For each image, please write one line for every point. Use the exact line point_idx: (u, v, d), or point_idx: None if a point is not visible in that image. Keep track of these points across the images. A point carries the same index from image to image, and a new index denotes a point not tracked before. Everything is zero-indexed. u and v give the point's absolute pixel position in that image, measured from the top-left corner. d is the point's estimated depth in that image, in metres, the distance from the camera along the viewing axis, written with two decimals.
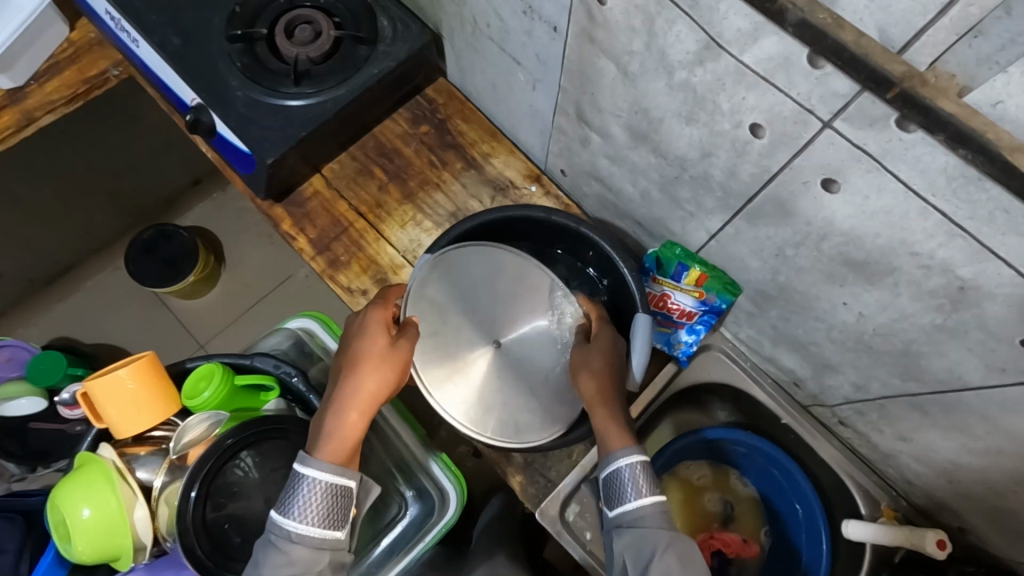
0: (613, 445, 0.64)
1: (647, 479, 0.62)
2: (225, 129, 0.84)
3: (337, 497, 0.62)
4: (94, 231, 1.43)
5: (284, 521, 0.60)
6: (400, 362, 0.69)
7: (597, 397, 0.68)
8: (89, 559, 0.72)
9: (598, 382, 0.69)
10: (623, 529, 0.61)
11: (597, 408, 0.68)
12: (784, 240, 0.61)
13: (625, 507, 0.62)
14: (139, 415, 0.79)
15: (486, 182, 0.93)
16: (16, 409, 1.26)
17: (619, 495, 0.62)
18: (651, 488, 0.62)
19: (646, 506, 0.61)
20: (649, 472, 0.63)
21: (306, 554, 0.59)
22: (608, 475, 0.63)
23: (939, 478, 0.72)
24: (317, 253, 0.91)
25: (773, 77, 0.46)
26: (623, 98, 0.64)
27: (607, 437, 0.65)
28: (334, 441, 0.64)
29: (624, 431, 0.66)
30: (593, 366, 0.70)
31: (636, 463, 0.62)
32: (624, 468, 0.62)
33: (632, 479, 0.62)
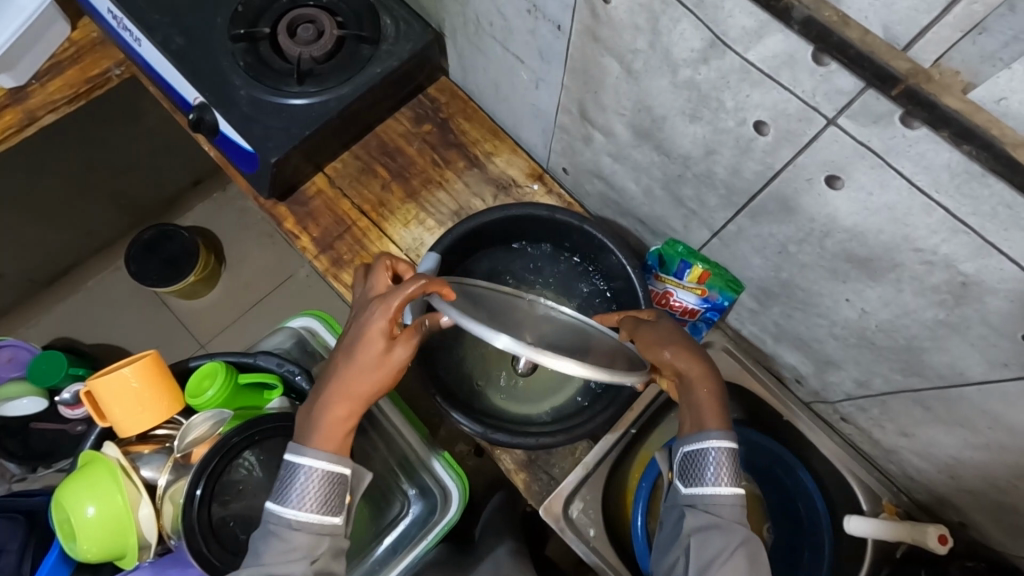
0: (705, 424, 0.61)
1: (730, 467, 0.60)
2: (229, 128, 0.84)
3: (334, 483, 0.61)
4: (95, 230, 1.43)
5: (283, 509, 0.59)
6: (396, 358, 0.63)
7: (700, 374, 0.64)
8: (95, 558, 0.72)
9: (688, 350, 0.65)
10: (696, 511, 0.60)
11: (696, 383, 0.64)
12: (787, 237, 0.61)
13: (699, 489, 0.60)
14: (143, 414, 0.79)
15: (489, 180, 0.94)
16: (16, 409, 1.24)
17: (698, 473, 0.60)
18: (731, 478, 0.60)
19: (723, 495, 0.59)
20: (733, 461, 0.60)
21: (306, 539, 0.59)
22: (694, 452, 0.61)
23: (941, 474, 0.73)
24: (320, 252, 0.91)
25: (777, 74, 0.47)
26: (627, 96, 0.64)
27: (701, 413, 0.62)
28: (322, 434, 0.62)
29: (720, 412, 0.62)
30: (676, 337, 0.66)
31: (723, 450, 0.60)
32: (711, 452, 0.60)
33: (717, 462, 0.60)
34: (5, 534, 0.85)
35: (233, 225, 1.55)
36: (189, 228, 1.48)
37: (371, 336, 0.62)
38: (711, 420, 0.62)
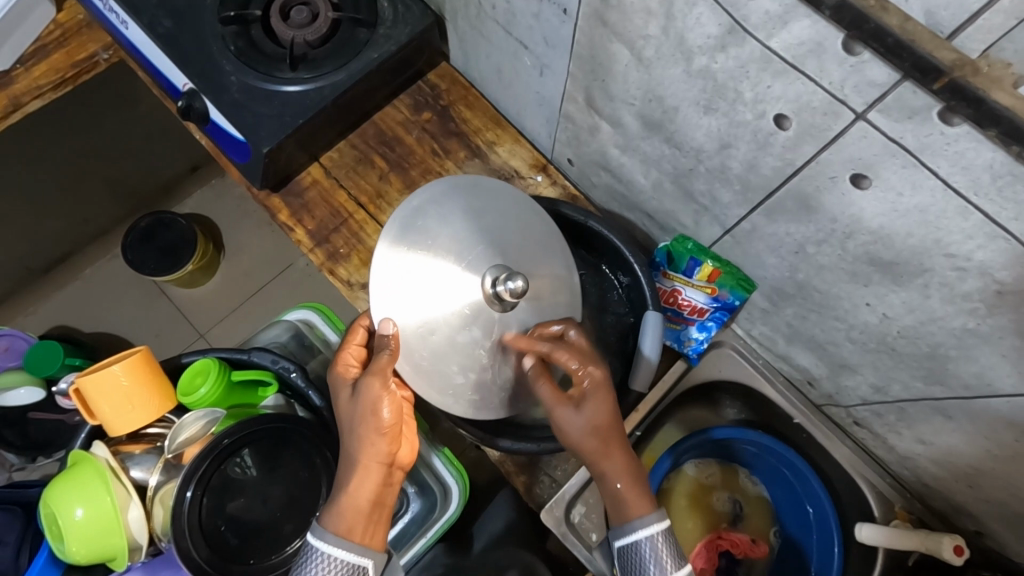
0: (630, 514, 0.59)
1: (670, 550, 0.58)
2: (219, 116, 0.81)
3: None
4: (89, 217, 1.40)
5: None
6: (367, 403, 0.59)
7: (617, 470, 0.60)
8: (84, 559, 0.70)
9: (604, 444, 0.59)
10: None
11: (610, 475, 0.60)
12: (806, 237, 0.57)
13: None
14: (132, 413, 0.76)
15: (491, 171, 0.90)
16: (15, 399, 1.24)
17: (640, 567, 0.58)
18: (674, 562, 0.58)
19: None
20: (672, 543, 0.59)
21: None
22: (625, 548, 0.59)
23: (959, 483, 0.70)
24: (316, 245, 0.88)
25: (803, 64, 0.43)
26: (636, 84, 0.61)
27: (621, 506, 0.59)
28: (340, 510, 0.59)
29: (643, 494, 0.60)
30: (598, 431, 0.59)
31: (656, 536, 0.58)
32: (644, 543, 0.58)
33: (654, 554, 0.58)
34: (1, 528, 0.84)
35: (232, 213, 1.52)
36: (187, 217, 1.46)
37: (342, 388, 0.63)
38: (636, 505, 0.59)
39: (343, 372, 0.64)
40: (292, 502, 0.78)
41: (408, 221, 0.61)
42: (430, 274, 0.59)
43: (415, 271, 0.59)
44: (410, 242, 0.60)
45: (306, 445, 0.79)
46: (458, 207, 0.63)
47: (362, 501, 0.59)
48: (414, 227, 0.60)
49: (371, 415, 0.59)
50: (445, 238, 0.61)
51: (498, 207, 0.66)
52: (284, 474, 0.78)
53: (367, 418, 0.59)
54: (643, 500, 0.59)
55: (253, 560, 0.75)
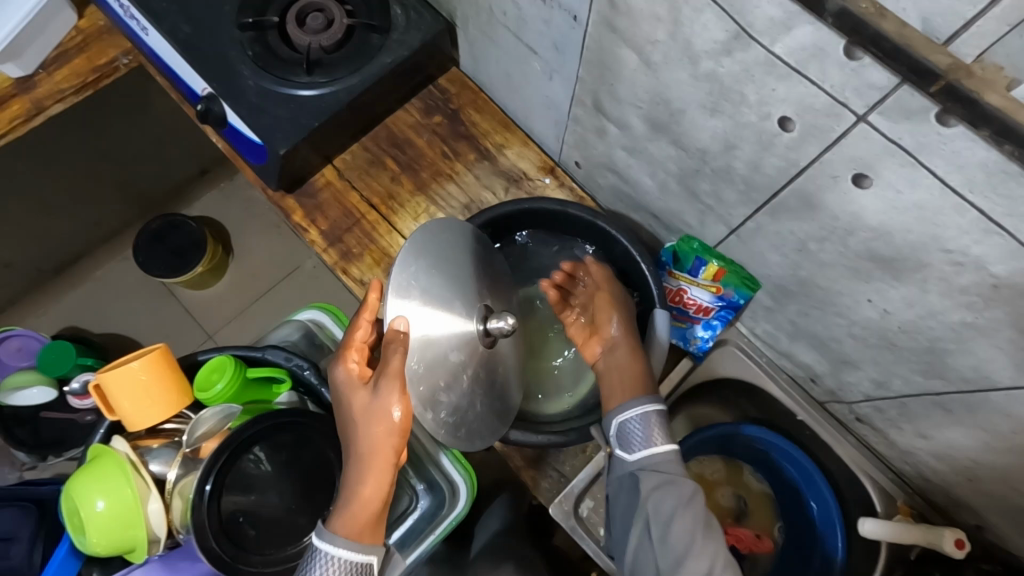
0: (636, 394, 0.67)
1: (658, 426, 0.65)
2: (236, 119, 0.83)
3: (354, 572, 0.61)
4: (102, 219, 1.42)
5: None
6: (380, 405, 0.59)
7: (631, 350, 0.71)
8: (104, 551, 0.72)
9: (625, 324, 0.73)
10: (645, 473, 0.64)
11: (626, 352, 0.71)
12: (809, 235, 0.59)
13: (641, 453, 0.65)
14: (151, 408, 0.78)
15: (499, 173, 0.92)
16: (25, 398, 1.25)
17: (629, 440, 0.66)
18: (663, 438, 0.65)
19: (659, 451, 0.64)
20: (661, 420, 0.66)
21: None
22: (623, 422, 0.66)
23: (959, 477, 0.71)
24: (329, 245, 0.90)
25: (805, 68, 0.45)
26: (644, 88, 0.63)
27: (628, 389, 0.68)
28: (349, 511, 0.60)
29: (646, 383, 0.69)
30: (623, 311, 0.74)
31: (648, 413, 0.66)
32: (635, 420, 0.66)
33: (646, 425, 0.65)
34: (19, 522, 0.86)
35: (242, 215, 1.55)
36: (197, 219, 1.48)
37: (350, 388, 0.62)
38: (636, 388, 0.68)
39: (348, 371, 0.63)
40: (307, 495, 0.80)
41: (425, 242, 0.65)
42: (441, 295, 0.63)
43: (427, 287, 0.62)
44: (427, 262, 0.64)
45: (321, 438, 0.81)
46: (458, 246, 0.68)
47: (369, 506, 0.60)
48: (430, 248, 0.64)
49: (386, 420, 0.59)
50: (450, 268, 0.65)
51: (479, 250, 0.71)
52: (298, 467, 0.80)
53: (380, 420, 0.59)
54: (644, 389, 0.68)
55: (268, 551, 0.77)
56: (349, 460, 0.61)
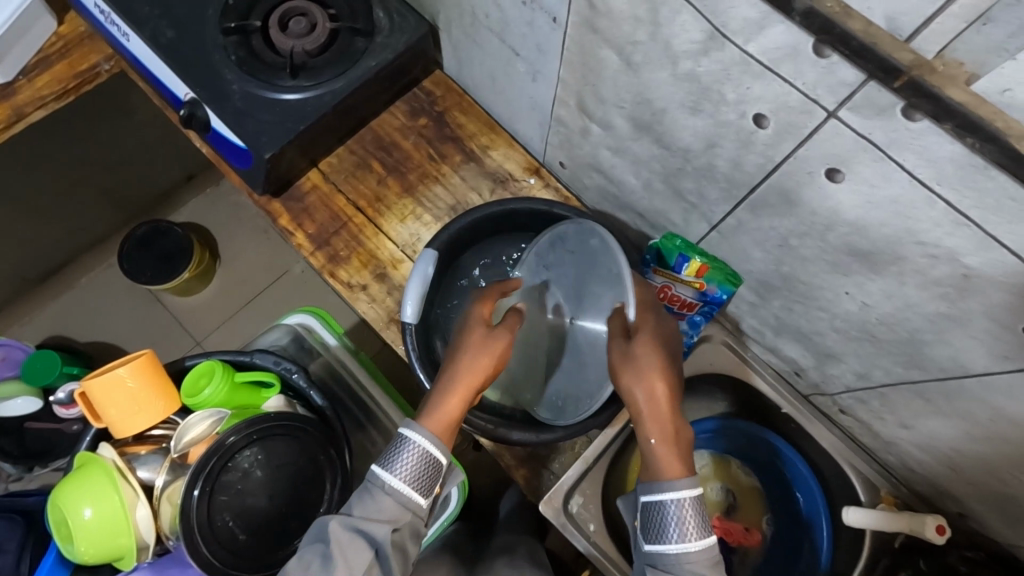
0: (665, 474, 0.59)
1: (693, 519, 0.57)
2: (221, 124, 0.83)
3: (432, 463, 0.60)
4: (87, 227, 1.41)
5: (381, 471, 0.59)
6: (501, 337, 0.67)
7: (654, 412, 0.61)
8: (92, 559, 0.71)
9: (652, 390, 0.61)
10: (660, 569, 0.57)
11: (648, 422, 0.61)
12: (788, 230, 0.61)
13: (664, 546, 0.57)
14: (139, 414, 0.78)
15: (486, 174, 0.93)
16: (10, 409, 1.25)
17: (661, 529, 0.57)
18: (698, 533, 0.56)
19: (689, 553, 0.55)
20: (698, 509, 0.57)
21: (394, 507, 0.58)
22: (650, 505, 0.58)
23: (940, 465, 0.73)
24: (316, 249, 0.90)
25: (778, 67, 0.46)
26: (625, 88, 0.64)
27: (659, 464, 0.59)
28: (439, 412, 0.62)
29: (679, 457, 0.60)
30: (641, 368, 0.62)
31: (684, 499, 0.57)
32: (669, 505, 0.57)
33: (677, 517, 0.57)
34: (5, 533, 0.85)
35: (229, 221, 1.54)
36: (183, 226, 1.47)
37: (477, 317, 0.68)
38: (666, 467, 0.59)
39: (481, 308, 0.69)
40: (296, 499, 0.79)
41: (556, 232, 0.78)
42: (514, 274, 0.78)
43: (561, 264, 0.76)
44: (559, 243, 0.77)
45: (310, 442, 0.80)
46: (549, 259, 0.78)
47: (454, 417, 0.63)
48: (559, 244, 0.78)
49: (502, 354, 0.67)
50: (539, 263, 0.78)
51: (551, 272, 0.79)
52: (287, 470, 0.79)
53: (494, 348, 0.66)
54: (680, 470, 0.59)
55: (259, 554, 0.77)
56: (449, 370, 0.65)
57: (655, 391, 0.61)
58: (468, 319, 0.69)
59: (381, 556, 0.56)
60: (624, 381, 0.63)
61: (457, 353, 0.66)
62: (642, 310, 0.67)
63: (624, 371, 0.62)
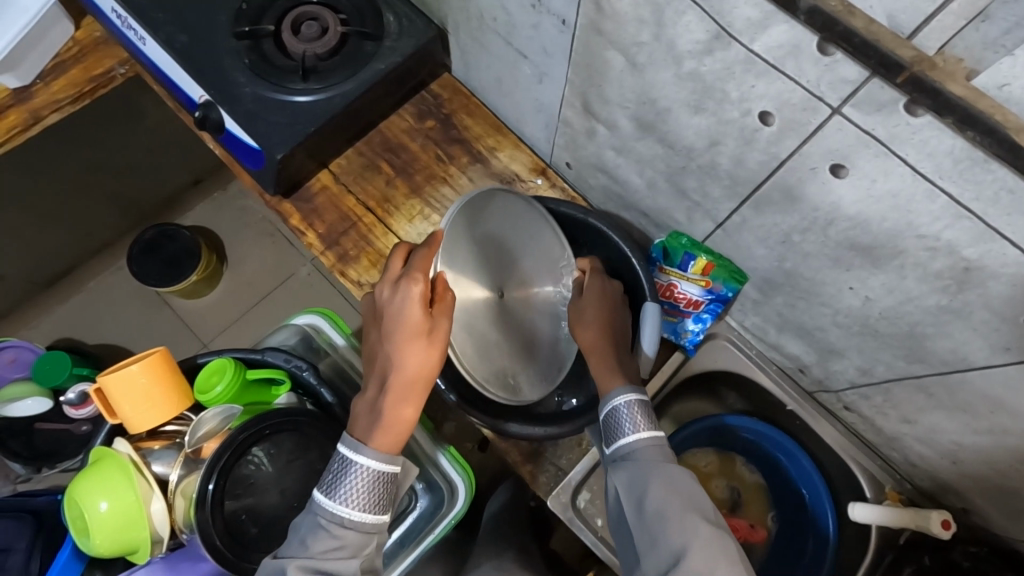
0: (610, 389, 0.68)
1: (643, 414, 0.65)
2: (234, 125, 0.85)
3: (381, 484, 0.66)
4: (96, 229, 1.43)
5: (330, 506, 0.64)
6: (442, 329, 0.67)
7: (591, 348, 0.73)
8: (108, 552, 0.73)
9: (595, 333, 0.74)
10: (619, 463, 0.64)
11: (592, 358, 0.73)
12: (792, 226, 0.62)
13: (622, 443, 0.65)
14: (153, 409, 0.79)
15: (493, 175, 0.95)
16: (20, 409, 1.26)
17: (616, 431, 0.66)
18: (647, 424, 0.65)
19: (642, 440, 0.64)
20: (646, 410, 0.66)
21: (354, 535, 0.63)
22: (607, 413, 0.67)
23: (944, 460, 0.73)
24: (326, 248, 0.91)
25: (782, 65, 0.47)
26: (630, 89, 0.65)
27: (603, 382, 0.70)
28: (389, 430, 0.67)
29: (617, 376, 0.70)
30: (587, 318, 0.75)
31: (633, 399, 0.66)
32: (620, 408, 0.66)
33: (630, 415, 0.65)
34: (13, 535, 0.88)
35: (236, 224, 1.56)
36: (190, 228, 1.49)
37: (409, 306, 0.66)
38: (611, 381, 0.69)
39: (414, 293, 0.66)
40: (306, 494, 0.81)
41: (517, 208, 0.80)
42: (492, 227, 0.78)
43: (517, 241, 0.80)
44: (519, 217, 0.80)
45: (320, 439, 0.82)
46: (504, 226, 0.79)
47: (403, 425, 0.67)
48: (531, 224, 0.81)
49: (438, 339, 0.67)
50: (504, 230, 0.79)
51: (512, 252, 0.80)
52: (300, 465, 0.80)
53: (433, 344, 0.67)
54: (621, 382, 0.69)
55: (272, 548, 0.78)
56: (392, 378, 0.66)
57: (601, 336, 0.74)
58: (402, 312, 0.66)
59: None
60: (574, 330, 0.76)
61: (396, 356, 0.66)
62: (590, 279, 0.79)
63: (576, 328, 0.75)
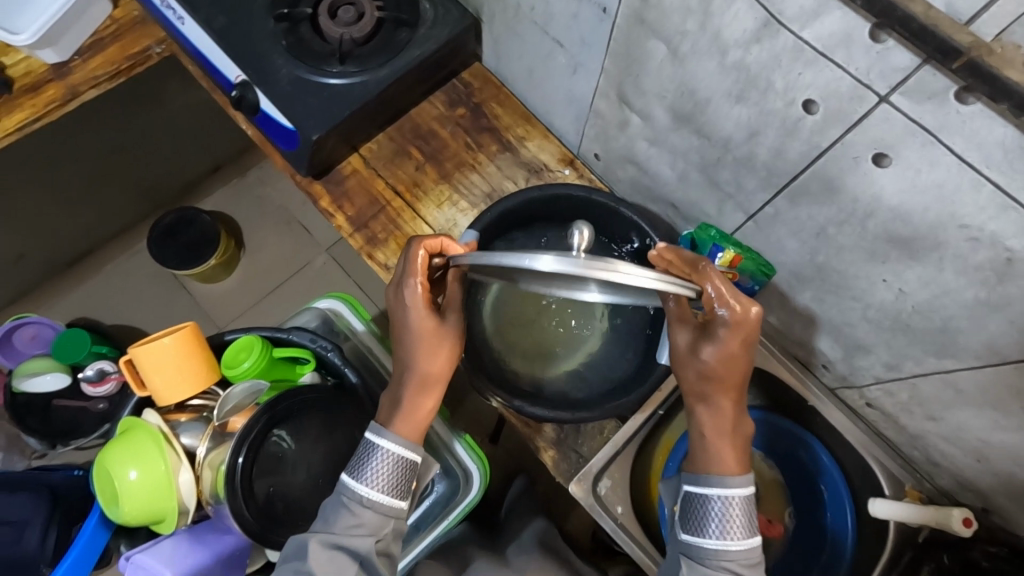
0: (723, 472, 0.63)
1: (737, 522, 0.61)
2: (270, 105, 0.86)
3: (405, 469, 0.66)
4: (119, 210, 1.44)
5: (355, 486, 0.64)
6: (452, 324, 0.68)
7: (711, 419, 0.65)
8: (135, 519, 0.74)
9: (729, 399, 0.64)
10: (693, 563, 0.61)
11: (710, 427, 0.65)
12: (827, 218, 0.62)
13: (700, 539, 0.61)
14: (181, 382, 0.80)
15: (521, 164, 0.95)
16: (39, 384, 1.27)
17: (701, 522, 0.62)
18: (739, 534, 0.61)
19: (729, 549, 0.60)
20: (742, 513, 0.62)
21: (374, 517, 0.63)
22: (696, 497, 0.63)
23: (969, 458, 0.74)
24: (355, 230, 0.92)
25: (832, 53, 0.48)
26: (670, 79, 0.66)
27: (717, 461, 0.64)
28: (408, 418, 0.67)
29: (736, 456, 0.64)
30: (719, 373, 0.62)
31: (731, 497, 0.62)
32: (714, 501, 0.62)
33: (721, 514, 0.61)
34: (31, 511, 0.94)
35: (256, 212, 1.58)
36: (210, 214, 1.50)
37: (411, 308, 0.66)
38: (732, 466, 0.64)
39: (413, 291, 0.66)
40: (330, 471, 0.82)
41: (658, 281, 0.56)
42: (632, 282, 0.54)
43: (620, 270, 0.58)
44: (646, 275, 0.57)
45: (344, 417, 0.83)
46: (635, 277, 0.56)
47: (427, 412, 0.68)
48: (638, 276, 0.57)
49: (448, 335, 0.68)
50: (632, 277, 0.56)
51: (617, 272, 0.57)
52: (323, 444, 0.82)
53: (440, 340, 0.67)
54: (739, 469, 0.64)
55: (300, 525, 0.79)
56: (408, 370, 0.68)
57: (730, 396, 0.64)
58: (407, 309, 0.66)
59: (366, 565, 0.62)
60: (691, 382, 0.65)
61: (409, 348, 0.67)
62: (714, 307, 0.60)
63: (702, 383, 0.64)
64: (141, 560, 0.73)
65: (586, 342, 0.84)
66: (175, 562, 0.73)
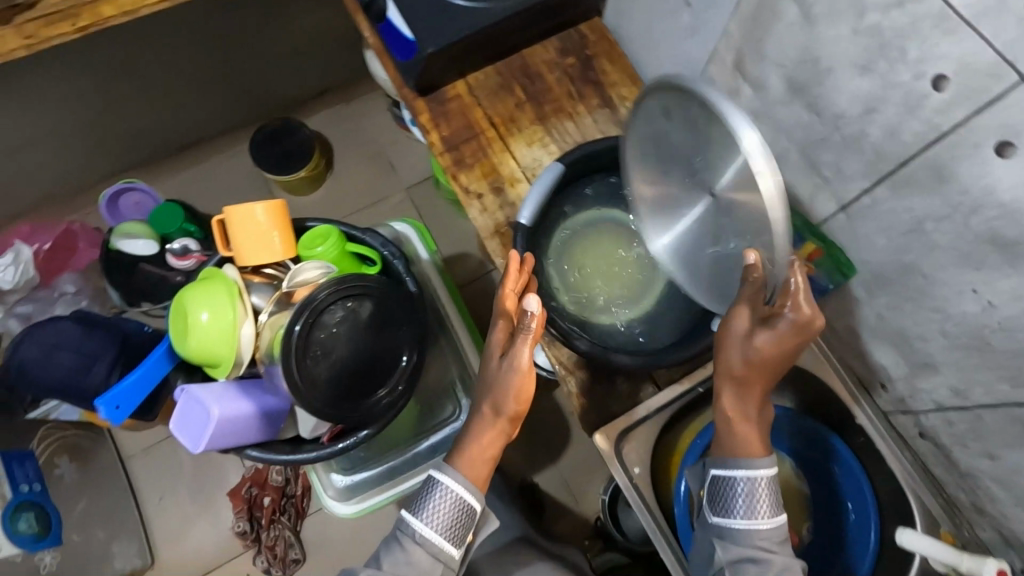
0: (747, 455, 0.63)
1: (764, 501, 0.62)
2: (397, 15, 0.91)
3: (462, 515, 0.70)
4: (233, 106, 1.54)
5: (412, 522, 0.68)
6: (514, 376, 0.69)
7: (740, 405, 0.64)
8: (198, 355, 0.81)
9: (760, 384, 0.62)
10: (726, 544, 0.63)
11: (739, 413, 0.64)
12: (927, 213, 0.60)
13: (728, 520, 0.63)
14: (262, 247, 0.87)
15: (618, 123, 0.96)
16: (132, 247, 1.37)
17: (727, 504, 0.64)
18: (766, 511, 0.62)
19: (757, 528, 0.62)
20: (768, 492, 0.63)
21: (423, 558, 0.67)
22: (722, 480, 0.64)
23: (1020, 507, 0.70)
24: (446, 150, 0.95)
25: (980, 22, 0.48)
26: (793, 45, 0.65)
27: (743, 443, 0.63)
28: (468, 458, 0.71)
29: (760, 438, 0.64)
30: (760, 364, 0.61)
31: (757, 477, 0.62)
32: (740, 482, 0.63)
33: (747, 493, 0.63)
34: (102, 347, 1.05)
35: (347, 137, 1.64)
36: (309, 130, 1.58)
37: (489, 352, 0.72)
38: (753, 448, 0.63)
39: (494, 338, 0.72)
40: (373, 362, 0.86)
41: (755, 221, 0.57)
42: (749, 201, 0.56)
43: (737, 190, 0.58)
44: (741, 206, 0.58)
45: (397, 316, 0.87)
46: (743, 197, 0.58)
47: (485, 453, 0.71)
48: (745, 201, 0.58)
49: (513, 387, 0.69)
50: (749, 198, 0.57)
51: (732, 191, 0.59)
52: (372, 335, 0.86)
53: (504, 393, 0.69)
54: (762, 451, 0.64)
55: (335, 402, 0.83)
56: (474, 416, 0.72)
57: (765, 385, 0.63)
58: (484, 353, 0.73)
59: None
60: (728, 370, 0.63)
61: (480, 395, 0.72)
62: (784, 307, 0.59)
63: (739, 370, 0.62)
64: (194, 391, 0.78)
65: (639, 304, 0.86)
66: (223, 400, 0.79)
